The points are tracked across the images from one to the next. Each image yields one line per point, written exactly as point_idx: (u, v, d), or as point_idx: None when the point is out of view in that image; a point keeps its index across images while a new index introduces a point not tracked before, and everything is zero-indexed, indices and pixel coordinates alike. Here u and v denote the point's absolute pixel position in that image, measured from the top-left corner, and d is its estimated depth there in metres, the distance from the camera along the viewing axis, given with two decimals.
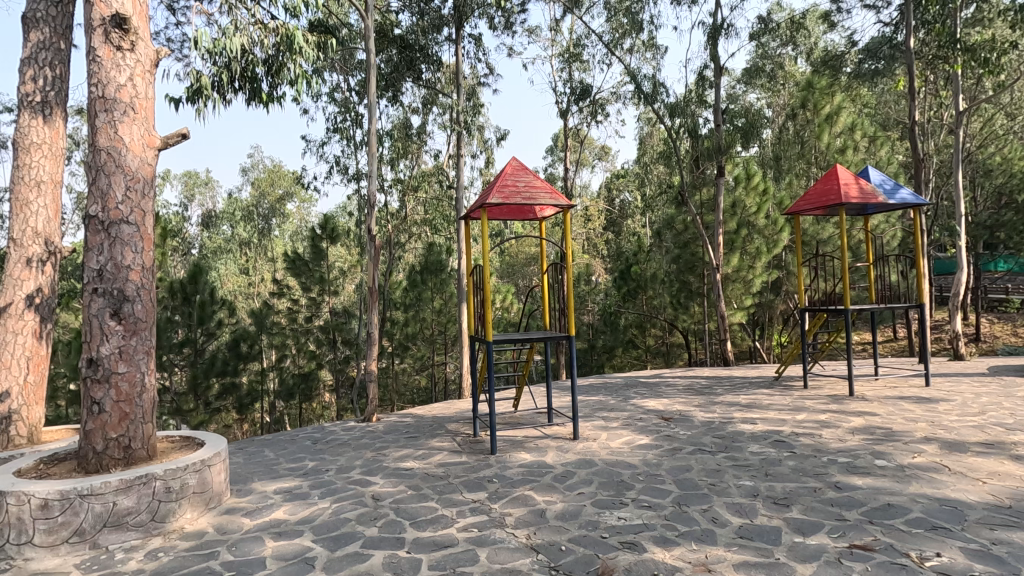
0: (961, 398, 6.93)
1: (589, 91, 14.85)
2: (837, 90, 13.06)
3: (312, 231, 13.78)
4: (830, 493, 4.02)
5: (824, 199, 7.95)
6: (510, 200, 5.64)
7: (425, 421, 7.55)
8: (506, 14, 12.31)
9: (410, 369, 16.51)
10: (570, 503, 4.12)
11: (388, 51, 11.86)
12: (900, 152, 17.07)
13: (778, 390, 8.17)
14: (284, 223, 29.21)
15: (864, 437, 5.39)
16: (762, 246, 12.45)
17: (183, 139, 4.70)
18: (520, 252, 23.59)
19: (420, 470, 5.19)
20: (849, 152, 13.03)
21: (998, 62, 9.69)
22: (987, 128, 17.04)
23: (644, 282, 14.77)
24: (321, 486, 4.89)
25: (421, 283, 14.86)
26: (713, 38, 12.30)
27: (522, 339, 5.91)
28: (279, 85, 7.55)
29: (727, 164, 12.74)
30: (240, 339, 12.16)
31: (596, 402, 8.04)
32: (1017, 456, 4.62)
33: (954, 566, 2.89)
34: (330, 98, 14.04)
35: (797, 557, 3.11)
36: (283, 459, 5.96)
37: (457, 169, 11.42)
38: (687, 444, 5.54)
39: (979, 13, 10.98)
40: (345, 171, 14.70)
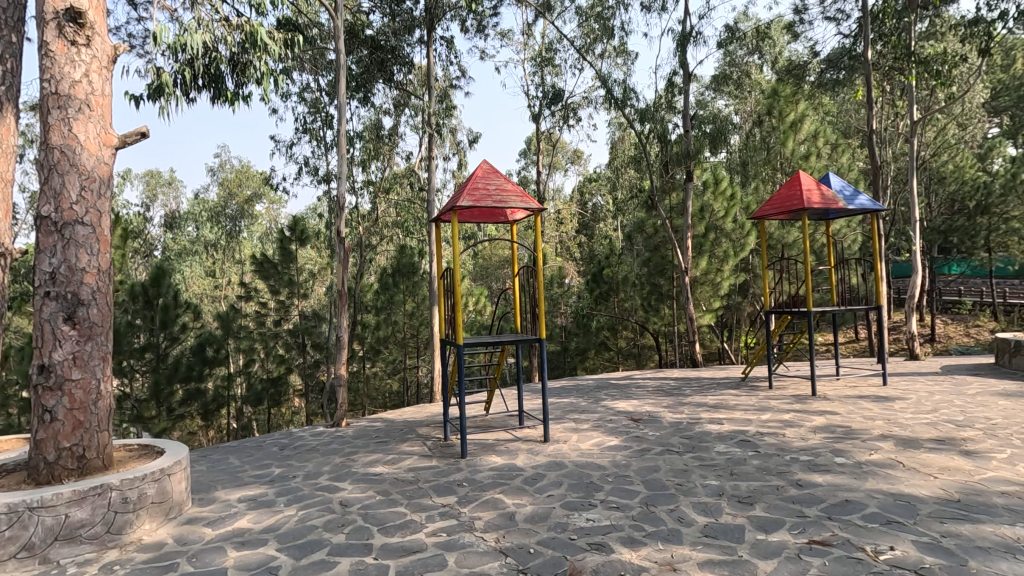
0: (915, 397, 7.20)
1: (561, 95, 14.98)
2: (801, 98, 13.44)
3: (281, 233, 13.51)
4: (791, 491, 4.12)
5: (787, 205, 8.16)
6: (481, 203, 5.62)
7: (396, 425, 7.48)
8: (478, 17, 12.35)
9: (382, 372, 16.43)
10: (540, 505, 4.14)
11: (358, 52, 11.68)
12: (861, 159, 17.66)
13: (745, 391, 8.36)
14: (253, 224, 28.62)
15: (825, 436, 5.55)
16: (729, 249, 12.72)
17: (142, 138, 4.55)
18: (492, 255, 23.60)
19: (390, 475, 5.13)
20: (812, 159, 13.42)
21: (948, 75, 10.16)
22: (940, 138, 17.80)
23: (617, 284, 14.97)
24: (287, 493, 4.80)
25: (393, 285, 14.73)
26: (682, 45, 12.56)
27: (494, 341, 5.88)
28: (244, 83, 7.39)
29: (695, 169, 12.98)
30: (205, 343, 11.80)
31: (567, 404, 8.09)
32: (966, 451, 4.83)
33: (906, 559, 3.00)
34: (300, 98, 13.82)
35: (759, 554, 3.18)
36: (248, 466, 5.82)
37: (429, 171, 11.37)
38: (656, 445, 5.61)
39: (932, 27, 11.46)
40: (315, 172, 14.55)
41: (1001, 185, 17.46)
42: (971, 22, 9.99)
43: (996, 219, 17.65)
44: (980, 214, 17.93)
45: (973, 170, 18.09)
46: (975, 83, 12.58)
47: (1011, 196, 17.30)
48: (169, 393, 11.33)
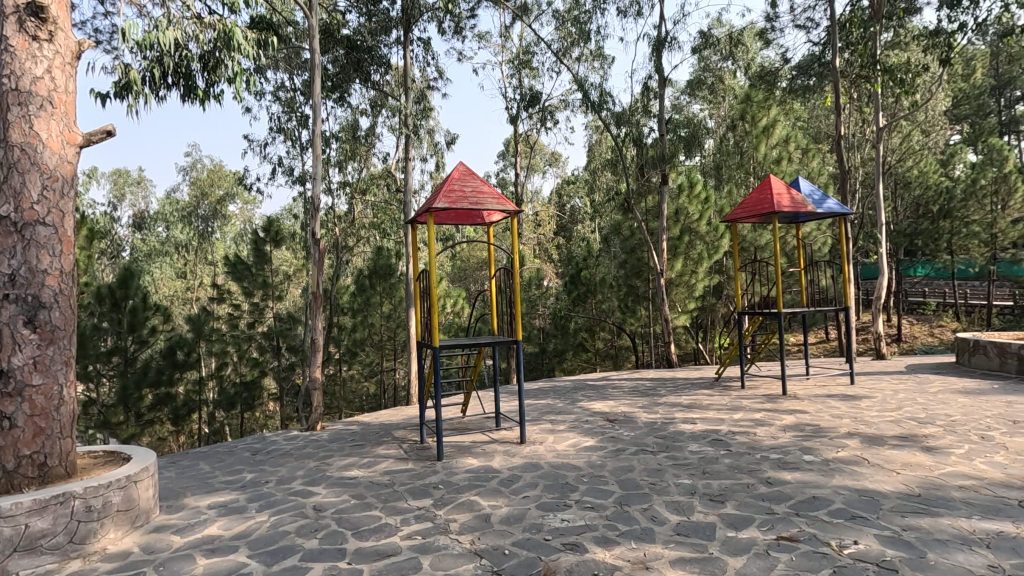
0: (880, 395, 7.41)
1: (538, 98, 15.06)
2: (772, 104, 13.74)
3: (254, 233, 13.24)
4: (761, 488, 4.21)
5: (758, 208, 8.32)
6: (457, 204, 5.62)
7: (372, 428, 7.41)
8: (456, 19, 12.32)
9: (358, 375, 16.25)
10: (515, 506, 4.15)
11: (334, 52, 11.56)
12: (830, 164, 18.10)
13: (718, 391, 8.51)
14: (226, 224, 28.11)
15: (795, 434, 5.69)
16: (704, 252, 12.90)
17: (108, 137, 4.44)
18: (470, 256, 23.67)
19: (365, 478, 5.08)
20: (783, 163, 13.81)
21: (912, 83, 10.50)
22: (906, 144, 18.33)
23: (594, 286, 15.12)
24: (259, 499, 4.72)
25: (369, 287, 14.58)
26: (657, 50, 12.73)
27: (470, 343, 5.84)
28: (216, 82, 7.24)
29: (670, 172, 13.14)
30: (175, 346, 11.47)
31: (545, 405, 8.11)
32: (927, 447, 5.00)
33: (869, 552, 3.10)
34: (274, 97, 13.62)
35: (729, 551, 3.24)
36: (219, 472, 5.70)
37: (405, 172, 11.28)
38: (631, 445, 5.67)
39: (897, 37, 11.81)
40: (290, 172, 14.37)
41: (962, 190, 18.08)
42: (933, 33, 10.34)
43: (957, 223, 18.27)
44: (943, 218, 18.57)
45: (936, 175, 18.77)
46: (937, 92, 13.03)
47: (971, 201, 17.97)
48: (138, 398, 11.02)
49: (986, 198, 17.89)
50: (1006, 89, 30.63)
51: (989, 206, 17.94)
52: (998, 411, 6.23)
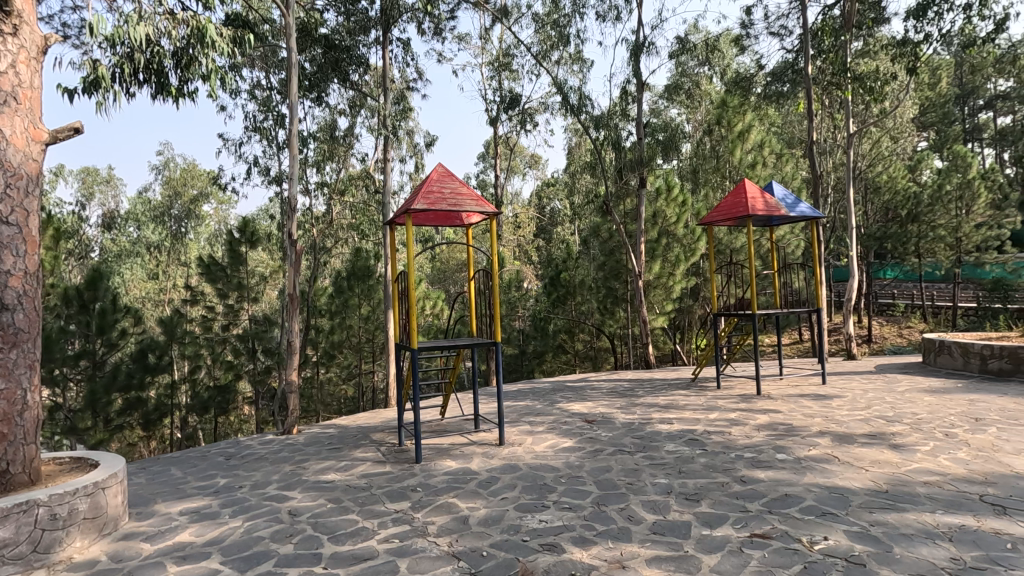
0: (850, 395, 7.61)
1: (518, 100, 15.12)
2: (748, 109, 14.02)
3: (229, 234, 12.96)
4: (736, 487, 4.28)
5: (733, 212, 8.47)
6: (436, 206, 5.61)
7: (349, 431, 7.34)
8: (435, 20, 12.28)
9: (336, 378, 16.11)
10: (493, 508, 4.15)
11: (312, 50, 11.46)
12: (804, 168, 18.51)
13: (694, 391, 8.63)
14: (200, 224, 27.56)
15: (768, 433, 5.79)
16: (681, 254, 13.08)
17: (76, 134, 4.33)
18: (450, 257, 23.69)
19: (342, 482, 5.03)
20: (758, 168, 14.15)
21: (881, 91, 10.82)
22: (875, 149, 18.64)
23: (574, 287, 15.20)
24: (233, 504, 4.63)
25: (347, 289, 14.42)
26: (635, 54, 12.87)
27: (449, 345, 5.81)
28: (190, 79, 7.07)
29: (648, 176, 13.29)
30: (146, 349, 11.17)
31: (524, 407, 8.13)
32: (895, 445, 5.14)
33: (838, 548, 3.17)
34: (250, 95, 13.42)
35: (703, 549, 3.29)
36: (191, 477, 5.58)
37: (384, 173, 11.19)
38: (609, 445, 5.72)
39: (866, 46, 12.17)
40: (266, 172, 14.17)
41: (929, 195, 18.71)
42: (900, 43, 10.66)
43: (924, 227, 18.89)
44: (911, 222, 19.16)
45: (904, 180, 19.21)
46: (905, 99, 13.43)
47: (937, 206, 18.59)
48: (107, 402, 10.74)
49: (952, 203, 18.53)
50: (970, 98, 31.74)
51: (954, 211, 18.58)
52: (962, 409, 6.44)
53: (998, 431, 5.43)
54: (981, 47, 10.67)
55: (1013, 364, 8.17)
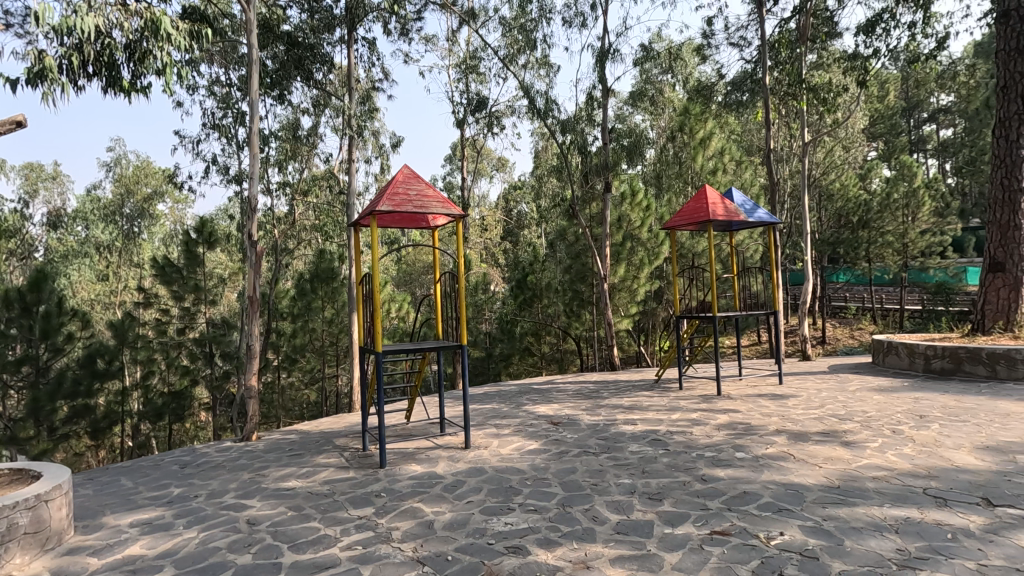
0: (805, 394, 7.88)
1: (485, 103, 15.13)
2: (709, 117, 14.42)
3: (185, 234, 12.50)
4: (697, 485, 4.37)
5: (695, 216, 8.67)
6: (401, 208, 5.56)
7: (311, 437, 7.18)
8: (401, 20, 12.19)
9: (298, 382, 15.81)
10: (459, 512, 4.13)
11: (273, 47, 11.12)
12: (762, 175, 19.11)
13: (657, 392, 8.79)
14: (153, 224, 26.49)
15: (728, 432, 5.94)
16: (645, 258, 13.35)
17: (17, 127, 4.10)
18: (416, 260, 23.51)
19: (303, 489, 4.91)
20: (719, 174, 14.60)
21: (834, 102, 11.31)
22: (829, 158, 19.48)
23: (540, 290, 15.27)
24: (187, 514, 4.47)
25: (310, 291, 14.07)
26: (601, 60, 13.07)
27: (414, 348, 5.73)
28: (143, 74, 6.77)
29: (613, 180, 13.49)
30: (95, 354, 10.66)
31: (490, 410, 8.12)
32: (846, 442, 5.35)
33: (794, 543, 3.28)
34: (208, 91, 13.00)
35: (665, 547, 3.35)
36: (143, 487, 5.35)
37: (349, 174, 11.02)
38: (574, 447, 5.77)
39: (820, 59, 12.64)
40: (225, 171, 13.74)
41: (878, 203, 19.62)
42: (852, 57, 11.14)
43: (874, 233, 19.80)
44: (861, 228, 20.06)
45: (855, 188, 20.17)
46: (856, 111, 14.02)
47: (886, 213, 19.52)
48: (51, 411, 10.21)
49: (899, 211, 19.46)
50: (915, 110, 33.47)
51: (901, 218, 19.49)
52: (908, 407, 6.76)
53: (940, 428, 5.72)
54: (924, 63, 11.24)
55: (954, 364, 8.63)
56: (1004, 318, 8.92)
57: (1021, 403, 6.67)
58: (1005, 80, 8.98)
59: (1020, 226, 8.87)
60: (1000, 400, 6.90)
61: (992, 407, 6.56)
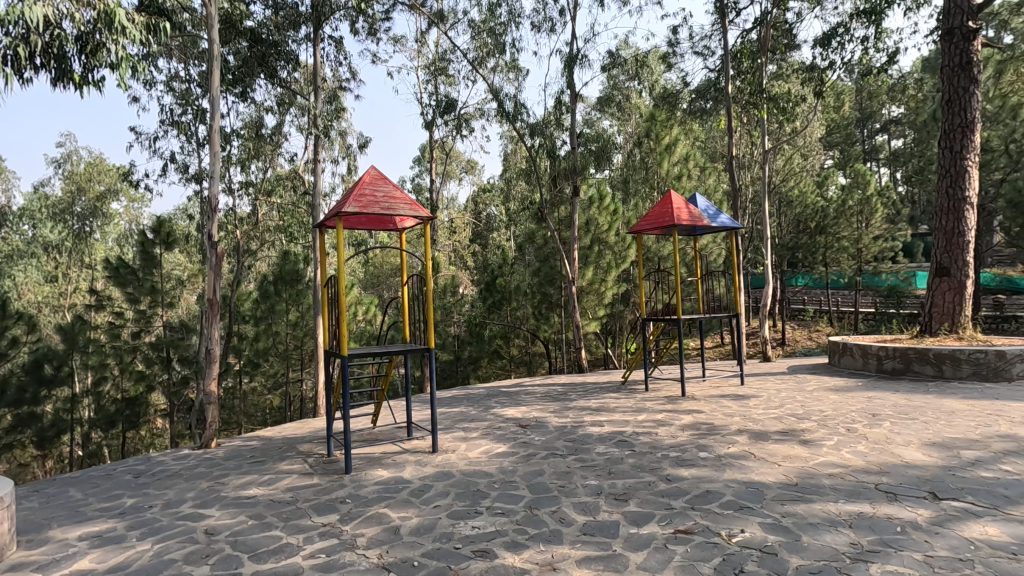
0: (765, 394, 8.12)
1: (454, 105, 15.10)
2: (674, 124, 14.73)
3: (141, 235, 12.03)
4: (662, 485, 4.44)
5: (660, 221, 8.83)
6: (368, 210, 5.50)
7: (274, 443, 7.00)
8: (369, 20, 12.05)
9: (260, 387, 15.42)
10: (425, 516, 4.09)
11: (236, 43, 10.92)
12: (725, 181, 19.63)
13: (624, 394, 8.91)
14: (107, 224, 25.47)
15: (691, 433, 6.07)
16: (612, 261, 13.55)
17: None
18: (384, 262, 23.27)
19: (265, 497, 4.78)
20: (683, 179, 14.95)
21: (793, 112, 11.71)
22: (788, 166, 20.10)
23: (509, 293, 15.25)
24: (141, 526, 4.29)
25: (274, 294, 13.70)
26: (569, 66, 13.19)
27: (381, 352, 5.65)
28: (96, 67, 6.51)
29: (582, 185, 13.62)
30: (42, 359, 10.16)
31: (458, 413, 8.08)
32: (804, 441, 5.52)
33: (754, 539, 3.37)
34: (167, 87, 12.57)
35: (631, 547, 3.39)
36: (93, 498, 5.12)
37: (315, 174, 10.81)
38: (542, 449, 5.79)
39: (780, 69, 13.07)
40: (184, 169, 13.30)
41: (834, 209, 20.39)
42: (809, 68, 11.56)
43: (831, 238, 20.57)
44: (819, 234, 20.81)
45: (813, 196, 20.85)
46: (813, 120, 14.54)
47: (841, 219, 20.30)
48: None
49: (854, 217, 20.26)
50: (869, 122, 35.02)
51: (856, 224, 20.30)
52: (861, 405, 7.04)
53: (891, 425, 5.97)
54: (876, 76, 11.76)
55: (904, 364, 9.00)
56: (949, 320, 9.38)
57: (965, 402, 7.02)
58: (950, 94, 9.46)
59: (964, 233, 9.35)
60: (946, 398, 7.24)
61: (938, 405, 6.88)
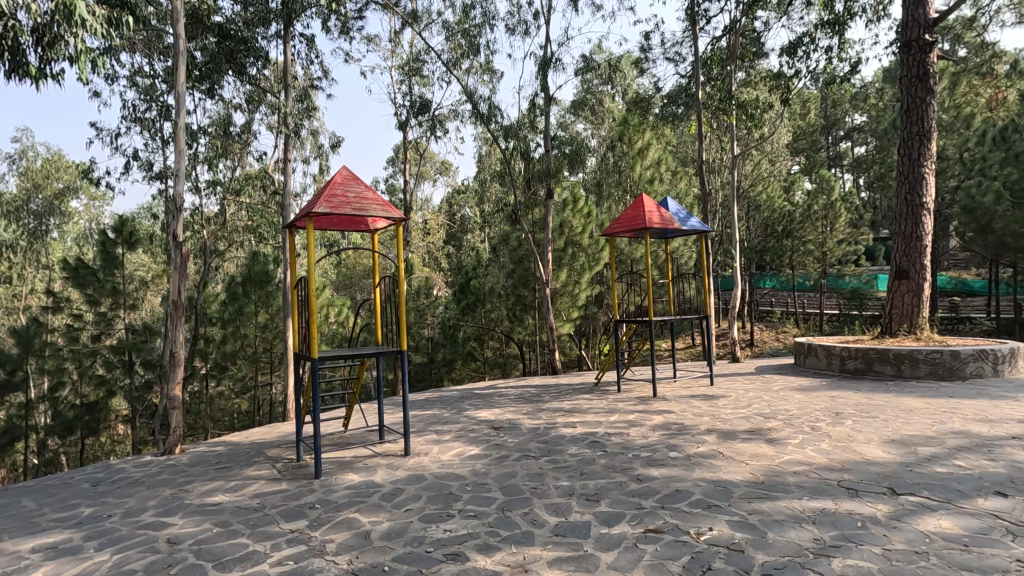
0: (734, 394, 8.29)
1: (428, 106, 15.01)
2: (647, 128, 14.95)
3: (101, 234, 11.60)
4: (633, 485, 4.49)
5: (632, 224, 8.93)
6: (338, 210, 5.42)
7: (241, 448, 6.85)
8: (342, 18, 11.91)
9: (228, 391, 15.04)
10: (397, 520, 4.05)
11: (203, 39, 10.65)
12: (696, 186, 20.00)
13: (597, 395, 8.98)
14: (65, 223, 24.56)
15: (662, 433, 6.16)
16: (586, 264, 13.67)
17: None
18: (356, 263, 23.01)
19: (231, 504, 4.66)
20: (656, 183, 15.20)
21: (760, 118, 11.99)
22: (756, 171, 20.59)
23: (483, 295, 15.31)
24: (99, 536, 4.14)
25: (242, 295, 13.41)
26: (543, 69, 13.26)
27: (352, 354, 5.57)
28: (54, 60, 6.27)
29: (555, 187, 13.71)
30: None
31: (431, 415, 8.02)
32: (771, 439, 5.66)
33: (721, 537, 3.43)
34: (129, 82, 12.17)
35: (602, 547, 3.42)
36: (48, 508, 4.91)
37: (286, 173, 10.62)
38: (514, 451, 5.79)
39: (748, 76, 13.38)
40: (148, 167, 12.90)
41: (801, 214, 20.98)
42: (777, 76, 11.86)
43: (797, 242, 21.13)
44: (785, 237, 21.37)
45: (780, 201, 21.43)
46: (781, 126, 14.91)
47: (807, 223, 20.89)
48: None
49: (819, 221, 20.89)
50: (833, 128, 36.16)
51: (821, 228, 20.92)
52: (825, 404, 7.24)
53: (852, 424, 6.16)
54: (839, 85, 12.14)
55: (865, 364, 9.29)
56: (909, 321, 9.73)
57: (923, 400, 7.28)
58: (909, 103, 9.82)
59: (921, 238, 9.71)
60: (904, 397, 7.51)
61: (898, 403, 7.12)
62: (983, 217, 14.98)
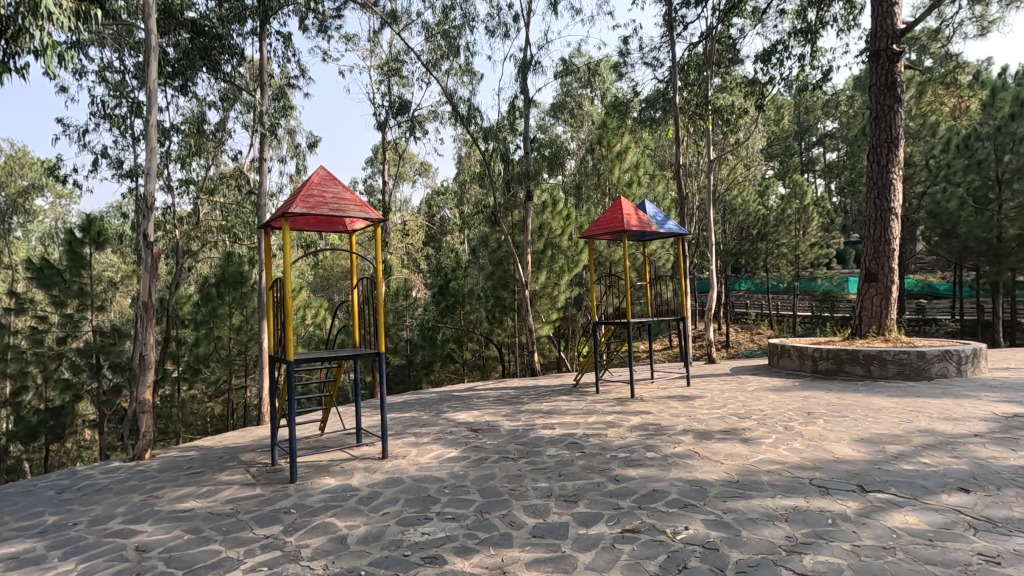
0: (709, 395, 8.42)
1: (408, 107, 14.92)
2: (625, 131, 15.09)
3: (67, 233, 11.26)
4: (610, 486, 4.52)
5: (611, 226, 9.01)
6: (315, 211, 5.36)
7: (214, 453, 6.71)
8: (319, 17, 11.79)
9: (201, 395, 14.71)
10: (374, 524, 4.01)
11: (176, 35, 10.39)
12: (673, 190, 20.27)
13: (575, 396, 9.03)
14: (30, 222, 23.78)
15: (639, 433, 6.21)
16: (565, 266, 13.72)
17: None
18: (334, 264, 22.75)
19: (203, 510, 4.56)
20: (634, 186, 15.36)
21: (735, 123, 12.20)
22: (732, 175, 20.94)
23: (462, 296, 15.30)
24: (63, 544, 4.01)
25: (217, 296, 13.16)
26: (523, 71, 13.31)
27: (329, 356, 5.50)
28: (18, 53, 6.09)
29: (534, 189, 13.75)
30: None
31: (409, 418, 7.96)
32: (745, 439, 5.76)
33: (697, 536, 3.48)
34: (98, 77, 11.84)
35: (580, 548, 3.43)
36: (10, 517, 4.74)
37: (261, 172, 10.44)
38: (493, 453, 5.78)
39: (724, 82, 13.60)
40: (117, 165, 12.56)
41: (774, 218, 21.42)
42: (751, 82, 12.09)
43: (771, 245, 21.56)
44: (760, 240, 21.80)
45: (755, 205, 21.84)
46: (756, 131, 15.20)
47: (781, 227, 21.33)
48: None
49: (792, 225, 21.35)
50: (806, 135, 37.00)
51: (794, 232, 21.38)
52: (798, 404, 7.39)
53: (824, 423, 6.29)
54: (811, 92, 12.43)
55: (836, 365, 9.52)
56: (877, 322, 10.00)
57: (890, 399, 7.48)
58: (877, 111, 10.10)
59: (890, 242, 9.98)
60: (873, 397, 7.71)
61: (867, 403, 7.31)
62: (948, 221, 15.60)
